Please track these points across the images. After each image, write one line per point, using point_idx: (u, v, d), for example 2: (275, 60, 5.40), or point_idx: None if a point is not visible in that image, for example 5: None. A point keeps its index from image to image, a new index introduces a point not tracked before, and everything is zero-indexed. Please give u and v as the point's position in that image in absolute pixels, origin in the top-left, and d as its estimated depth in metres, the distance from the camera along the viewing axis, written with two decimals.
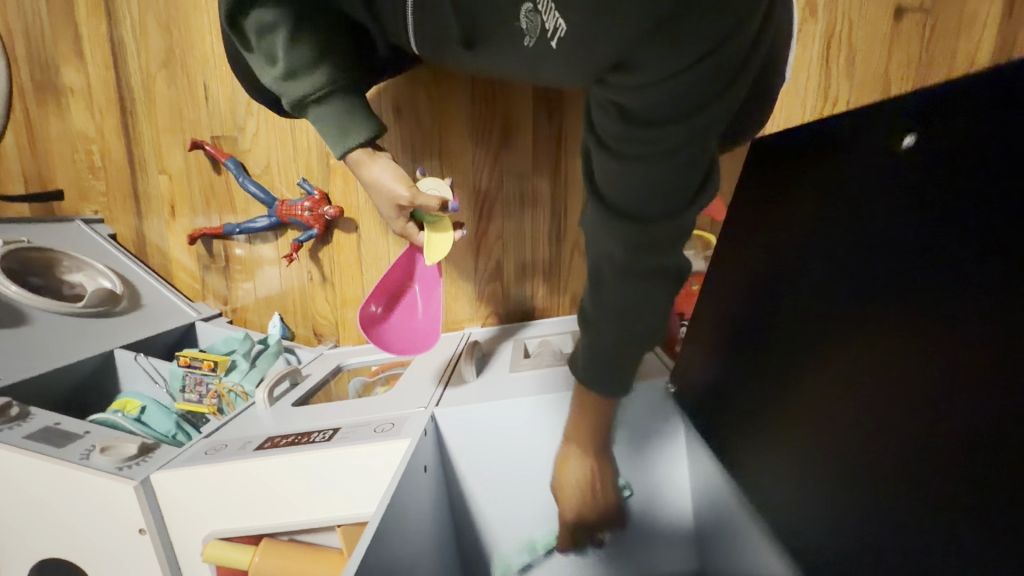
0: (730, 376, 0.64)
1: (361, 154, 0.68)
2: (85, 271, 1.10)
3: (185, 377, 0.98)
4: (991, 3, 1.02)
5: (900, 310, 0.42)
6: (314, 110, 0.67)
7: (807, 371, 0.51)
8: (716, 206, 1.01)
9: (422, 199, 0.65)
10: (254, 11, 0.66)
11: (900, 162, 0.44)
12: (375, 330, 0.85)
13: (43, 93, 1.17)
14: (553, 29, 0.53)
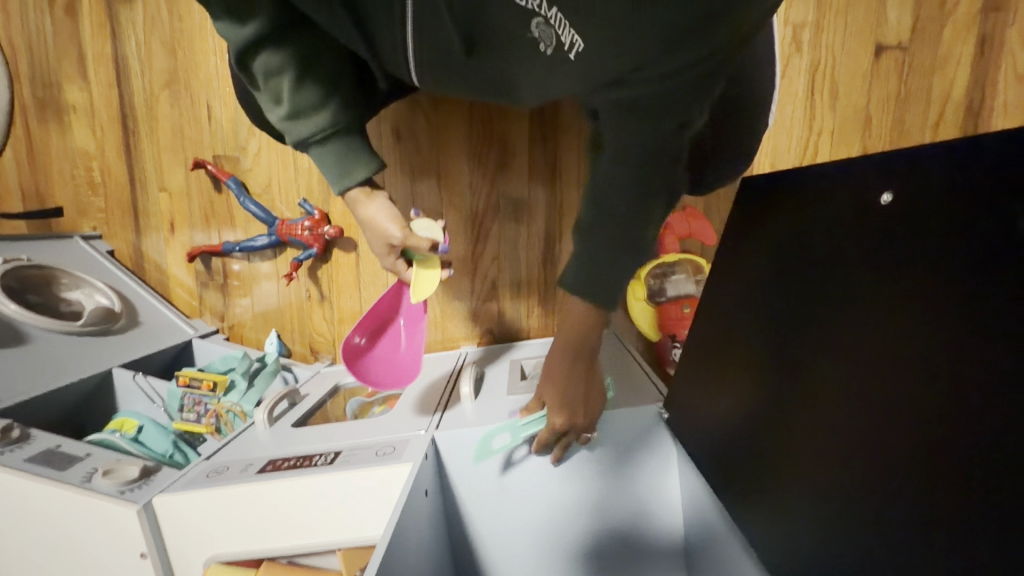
0: (743, 401, 0.68)
1: (359, 193, 0.72)
2: (84, 289, 1.10)
3: (184, 397, 0.99)
4: (964, 43, 1.07)
5: (904, 342, 0.47)
6: (318, 149, 0.70)
7: (815, 398, 0.56)
8: (705, 232, 1.06)
9: (414, 241, 0.70)
10: (261, 54, 0.68)
11: (901, 212, 0.50)
12: (358, 366, 0.87)
13: (45, 111, 1.18)
14: (570, 44, 0.58)
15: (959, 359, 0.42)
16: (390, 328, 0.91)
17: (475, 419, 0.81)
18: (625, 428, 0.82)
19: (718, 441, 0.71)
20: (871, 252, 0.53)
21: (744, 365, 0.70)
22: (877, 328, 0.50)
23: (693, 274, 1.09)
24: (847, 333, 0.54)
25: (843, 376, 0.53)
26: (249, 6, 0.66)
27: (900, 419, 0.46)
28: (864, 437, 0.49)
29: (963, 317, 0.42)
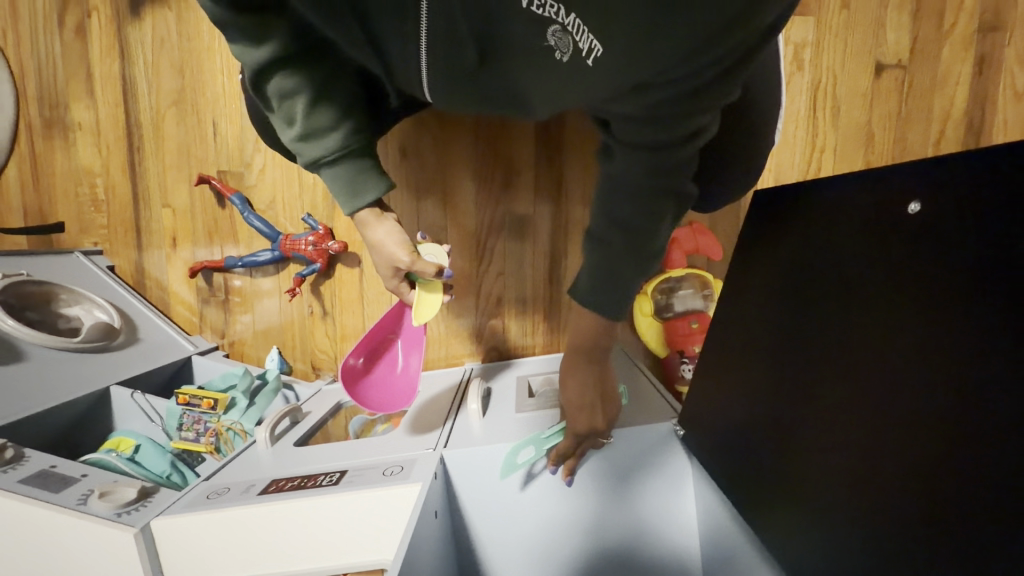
0: (763, 418, 0.67)
1: (368, 215, 0.71)
2: (84, 305, 1.09)
3: (183, 415, 0.96)
4: (962, 62, 1.09)
5: (926, 356, 0.47)
6: (329, 170, 0.69)
7: (837, 414, 0.56)
8: (711, 247, 1.06)
9: (421, 266, 0.70)
10: (275, 76, 0.67)
11: (929, 225, 0.49)
12: (355, 387, 0.85)
13: (51, 130, 1.18)
14: (588, 49, 0.55)
15: (985, 376, 0.42)
16: (388, 348, 0.90)
17: (484, 438, 0.79)
18: (638, 445, 0.80)
19: (736, 460, 0.70)
20: (889, 265, 0.53)
21: (761, 381, 0.69)
22: (900, 343, 0.50)
23: (700, 289, 1.08)
24: (869, 348, 0.53)
25: (865, 391, 0.53)
26: (260, 26, 0.65)
27: (926, 437, 0.46)
28: (891, 456, 0.49)
29: (986, 333, 0.42)
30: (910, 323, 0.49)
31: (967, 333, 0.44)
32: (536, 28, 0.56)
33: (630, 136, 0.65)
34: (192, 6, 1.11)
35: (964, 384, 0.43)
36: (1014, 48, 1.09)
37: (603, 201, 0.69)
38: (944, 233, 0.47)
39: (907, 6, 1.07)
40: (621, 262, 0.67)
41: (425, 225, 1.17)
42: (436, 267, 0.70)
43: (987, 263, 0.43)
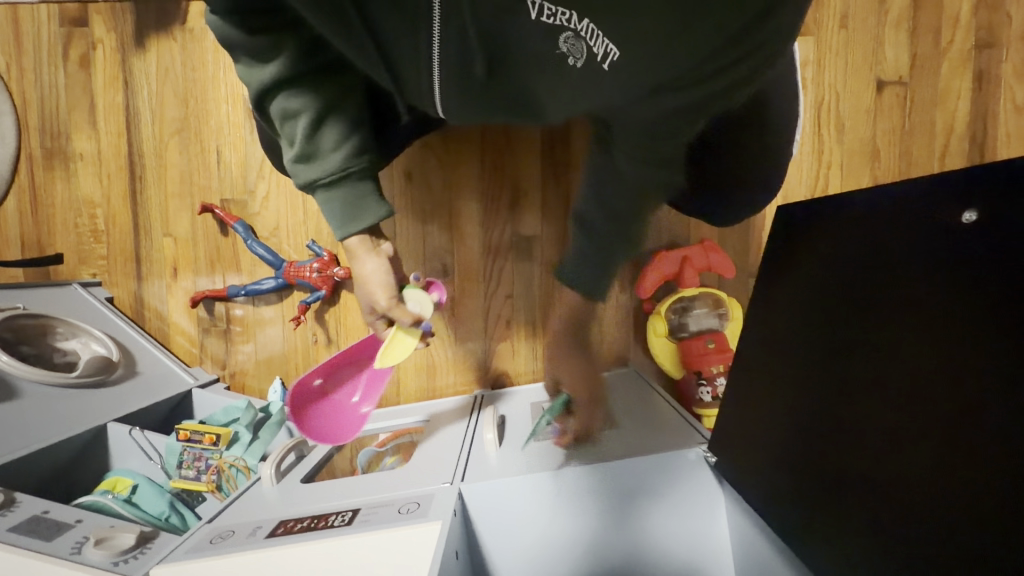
0: (796, 441, 0.64)
1: (359, 243, 0.68)
2: (81, 338, 1.05)
3: (184, 452, 0.93)
4: (962, 77, 1.11)
5: (932, 367, 0.49)
6: (324, 192, 0.67)
7: (855, 426, 0.56)
8: (721, 263, 1.05)
9: (395, 313, 0.67)
10: (280, 96, 0.67)
11: (982, 234, 0.46)
12: (301, 412, 0.83)
13: (52, 160, 1.16)
14: (603, 54, 0.55)
15: (993, 389, 0.44)
16: (352, 376, 0.86)
17: (502, 469, 0.75)
18: (665, 473, 0.77)
19: (762, 479, 0.68)
20: (895, 279, 0.55)
21: (781, 397, 0.68)
22: (911, 356, 0.52)
23: (715, 308, 1.07)
24: (880, 358, 0.55)
25: (876, 402, 0.55)
26: (272, 47, 0.65)
27: (940, 449, 0.47)
28: (909, 467, 0.50)
29: (992, 346, 0.44)
30: (914, 335, 0.52)
31: (969, 346, 0.46)
32: (550, 38, 0.55)
33: (640, 138, 0.63)
34: (198, 37, 1.12)
35: (972, 397, 0.45)
36: (1012, 62, 1.11)
37: (598, 197, 0.67)
38: (950, 249, 0.49)
39: (904, 24, 1.09)
40: (621, 257, 0.69)
41: (431, 249, 1.16)
42: (412, 317, 0.68)
43: (990, 279, 0.45)
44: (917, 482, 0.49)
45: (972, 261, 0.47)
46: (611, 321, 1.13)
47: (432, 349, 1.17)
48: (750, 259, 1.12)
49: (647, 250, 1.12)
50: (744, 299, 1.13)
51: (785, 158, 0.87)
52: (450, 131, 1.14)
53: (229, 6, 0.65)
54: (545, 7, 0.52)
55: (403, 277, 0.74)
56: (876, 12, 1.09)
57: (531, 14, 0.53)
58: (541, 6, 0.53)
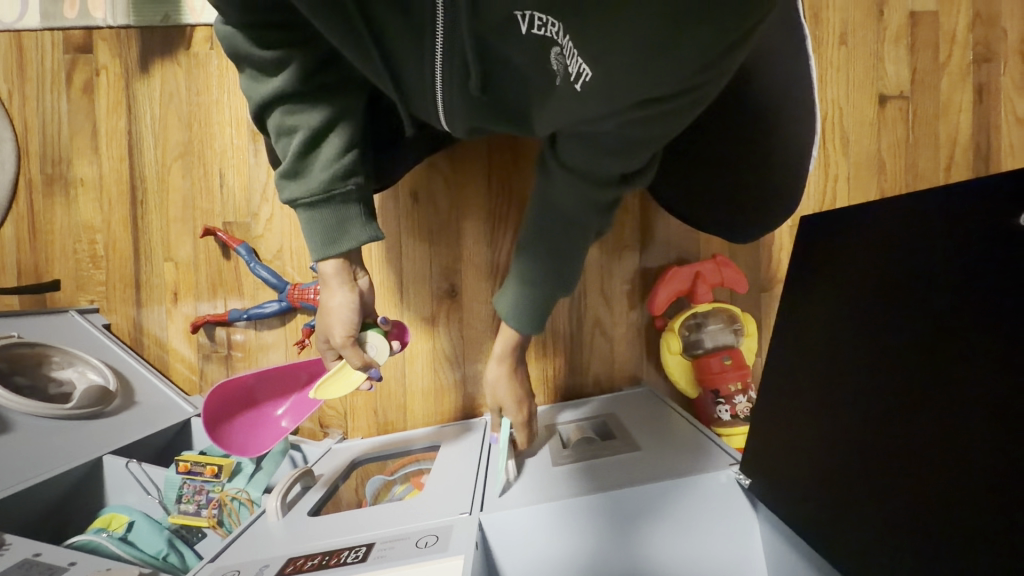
0: (810, 458, 0.62)
1: (333, 266, 0.71)
2: (77, 367, 1.01)
3: (184, 485, 0.89)
4: (962, 91, 1.12)
5: (926, 377, 0.49)
6: (307, 211, 0.67)
7: (855, 438, 0.56)
8: (733, 277, 1.04)
9: (349, 354, 0.74)
10: (278, 109, 0.66)
11: (995, 242, 0.43)
12: (218, 415, 0.86)
13: (52, 186, 1.15)
14: (577, 74, 0.54)
15: (991, 405, 0.43)
16: (282, 389, 0.93)
17: (520, 499, 0.72)
18: (694, 497, 0.73)
19: (777, 498, 0.66)
20: (889, 284, 0.54)
21: (790, 412, 0.66)
22: (909, 366, 0.51)
23: (730, 324, 1.05)
24: (880, 366, 0.54)
25: (872, 411, 0.54)
26: (280, 61, 0.64)
27: (941, 466, 0.46)
28: (913, 481, 0.49)
29: (990, 360, 0.43)
30: (910, 345, 0.51)
31: (969, 360, 0.45)
32: (539, 50, 0.54)
33: (576, 170, 0.64)
34: (203, 62, 1.12)
35: (970, 413, 0.44)
36: (1010, 77, 1.12)
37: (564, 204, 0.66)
38: (939, 254, 0.48)
39: (903, 40, 1.11)
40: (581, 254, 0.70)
41: (437, 269, 1.14)
42: (362, 360, 0.75)
43: (985, 293, 0.44)
44: (920, 495, 0.48)
45: (971, 265, 0.45)
46: (622, 339, 1.10)
47: (439, 372, 1.14)
48: (761, 274, 1.11)
49: (657, 266, 1.10)
50: (757, 315, 1.11)
51: None
52: (455, 151, 1.14)
53: (242, 8, 0.61)
54: (536, 17, 0.50)
55: (370, 315, 0.80)
56: (875, 30, 1.10)
57: (522, 27, 0.52)
58: (532, 17, 0.51)
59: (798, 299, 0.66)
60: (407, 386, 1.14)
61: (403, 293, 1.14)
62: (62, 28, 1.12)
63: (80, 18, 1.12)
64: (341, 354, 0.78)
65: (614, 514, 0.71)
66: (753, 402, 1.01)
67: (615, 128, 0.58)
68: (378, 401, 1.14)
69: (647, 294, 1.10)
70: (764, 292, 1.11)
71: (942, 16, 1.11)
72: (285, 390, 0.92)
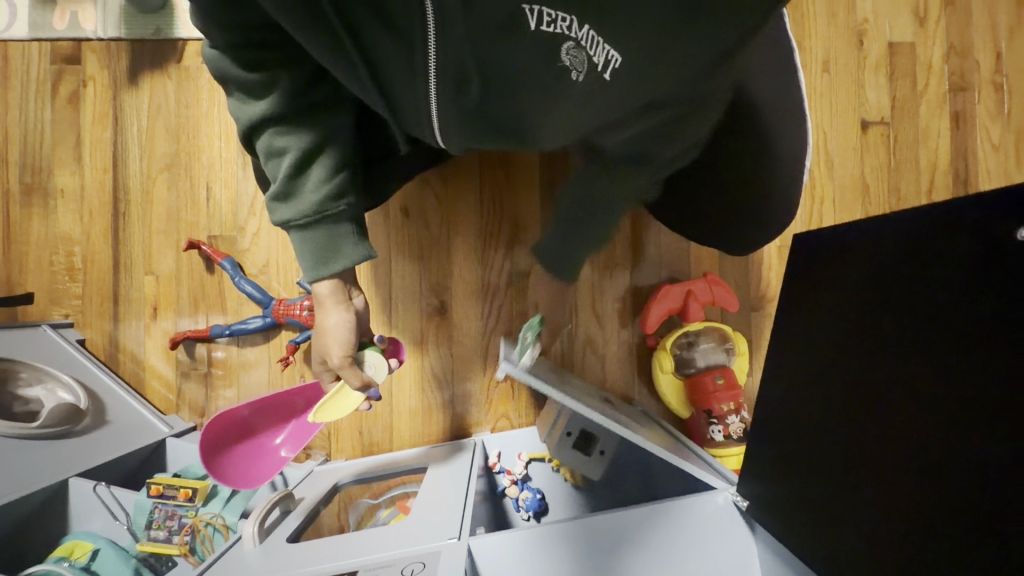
0: (803, 477, 0.61)
1: (328, 287, 0.70)
2: (46, 385, 0.94)
3: (155, 510, 0.84)
4: (940, 119, 1.16)
5: (918, 402, 0.48)
6: (298, 233, 0.67)
7: (847, 454, 0.55)
8: (725, 296, 1.05)
9: (348, 375, 0.74)
10: (266, 132, 0.65)
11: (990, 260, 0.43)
12: (215, 451, 0.87)
13: (30, 197, 1.11)
14: (604, 62, 0.55)
15: (993, 419, 0.42)
16: (279, 417, 0.94)
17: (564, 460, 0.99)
18: (693, 520, 0.70)
19: (777, 521, 0.64)
20: (878, 300, 0.53)
21: (779, 428, 0.65)
22: (902, 382, 0.50)
23: (721, 343, 1.05)
24: (870, 384, 0.53)
25: (865, 435, 0.53)
26: (265, 83, 0.63)
27: (942, 482, 0.46)
28: (913, 499, 0.48)
29: (978, 382, 0.43)
30: (903, 360, 0.50)
31: (966, 373, 0.44)
32: (549, 49, 0.54)
33: (615, 156, 0.68)
34: (194, 75, 1.11)
35: (976, 426, 0.43)
36: (984, 105, 1.16)
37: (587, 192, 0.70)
38: (935, 274, 0.48)
39: (882, 69, 1.15)
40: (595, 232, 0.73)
41: (427, 285, 1.13)
42: (363, 380, 0.74)
43: (975, 308, 0.44)
44: (918, 510, 0.48)
45: (973, 288, 0.44)
46: (614, 358, 1.09)
47: (427, 391, 1.12)
48: (751, 293, 1.12)
49: (649, 284, 1.10)
50: (747, 334, 1.11)
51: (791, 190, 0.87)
52: (449, 167, 1.13)
53: (221, 25, 0.59)
54: (546, 13, 0.51)
55: (365, 334, 0.78)
56: (855, 58, 1.14)
57: (531, 24, 0.52)
58: (541, 13, 0.52)
59: (789, 316, 0.66)
60: (394, 406, 1.11)
61: (392, 311, 1.12)
62: (50, 38, 1.11)
63: (70, 30, 1.11)
64: (338, 375, 0.77)
65: (609, 542, 0.69)
66: (746, 422, 1.00)
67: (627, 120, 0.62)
68: (363, 421, 1.11)
69: (639, 313, 1.10)
70: (755, 311, 1.12)
71: (919, 48, 1.16)
72: (281, 418, 0.94)
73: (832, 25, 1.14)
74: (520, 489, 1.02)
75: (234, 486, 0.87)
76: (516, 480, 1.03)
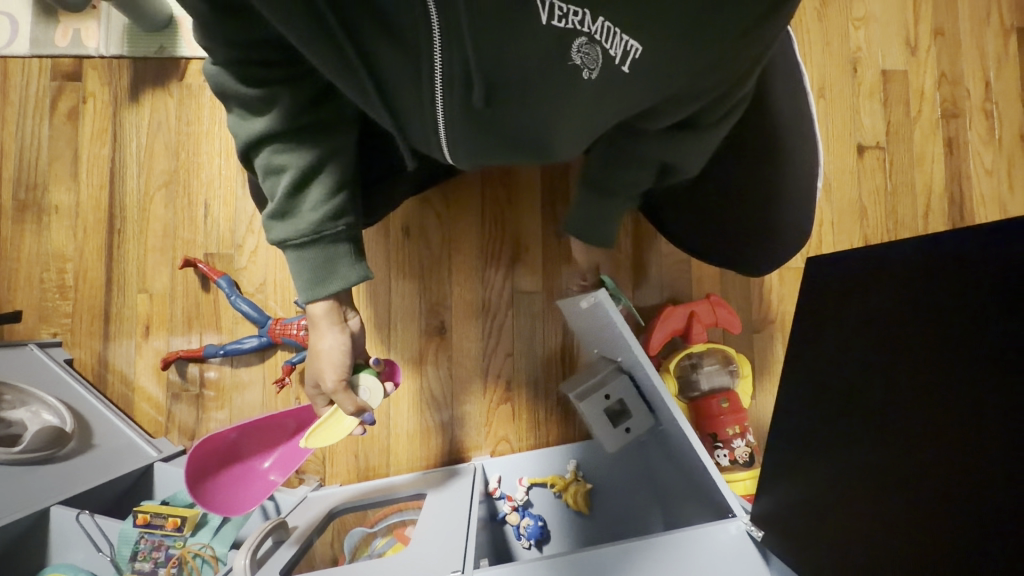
0: (810, 507, 0.59)
1: (323, 306, 0.68)
2: (31, 407, 0.89)
3: (140, 540, 0.80)
4: (933, 144, 1.18)
5: (911, 423, 0.47)
6: (295, 252, 0.65)
7: (847, 473, 0.54)
8: (728, 316, 1.04)
9: (341, 399, 0.72)
10: (265, 149, 0.65)
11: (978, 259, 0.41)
12: (200, 478, 0.83)
13: (23, 212, 1.09)
14: (622, 54, 0.56)
15: (986, 443, 0.41)
16: (268, 441, 0.89)
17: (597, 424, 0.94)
18: (703, 550, 0.67)
19: (788, 548, 0.62)
20: (865, 318, 0.51)
21: (782, 452, 0.63)
22: (897, 404, 0.48)
23: (725, 364, 1.04)
24: (864, 403, 0.51)
25: (863, 458, 0.52)
26: (267, 99, 0.62)
27: (940, 505, 0.44)
28: (909, 519, 0.47)
29: (971, 403, 0.42)
30: (897, 380, 0.48)
31: (958, 395, 0.43)
32: (563, 45, 0.54)
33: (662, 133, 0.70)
34: (195, 93, 1.11)
35: (969, 447, 0.42)
36: (976, 131, 1.19)
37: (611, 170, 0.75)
38: (926, 293, 0.45)
39: (877, 96, 1.17)
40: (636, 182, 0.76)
41: (426, 305, 1.11)
42: (356, 404, 0.72)
43: (965, 327, 0.42)
44: (912, 528, 0.47)
45: (964, 292, 0.42)
46: None
47: (425, 413, 1.09)
48: (752, 315, 1.11)
49: (650, 305, 1.10)
50: (750, 356, 1.10)
51: (792, 211, 0.88)
52: (450, 187, 1.13)
53: (227, 43, 0.59)
54: (557, 7, 0.51)
55: (361, 355, 0.77)
56: (850, 85, 1.17)
57: (542, 18, 0.52)
58: (553, 7, 0.51)
59: None
60: (391, 428, 1.08)
61: (392, 330, 1.10)
62: (52, 55, 1.11)
63: (72, 47, 1.11)
64: (333, 399, 0.75)
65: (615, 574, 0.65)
66: (752, 446, 0.98)
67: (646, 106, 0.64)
68: (360, 444, 1.08)
69: (641, 334, 1.09)
70: (757, 333, 1.11)
71: (911, 75, 1.19)
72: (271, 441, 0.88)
73: (826, 52, 1.17)
74: (520, 516, 0.99)
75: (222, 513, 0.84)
76: (516, 506, 1.00)
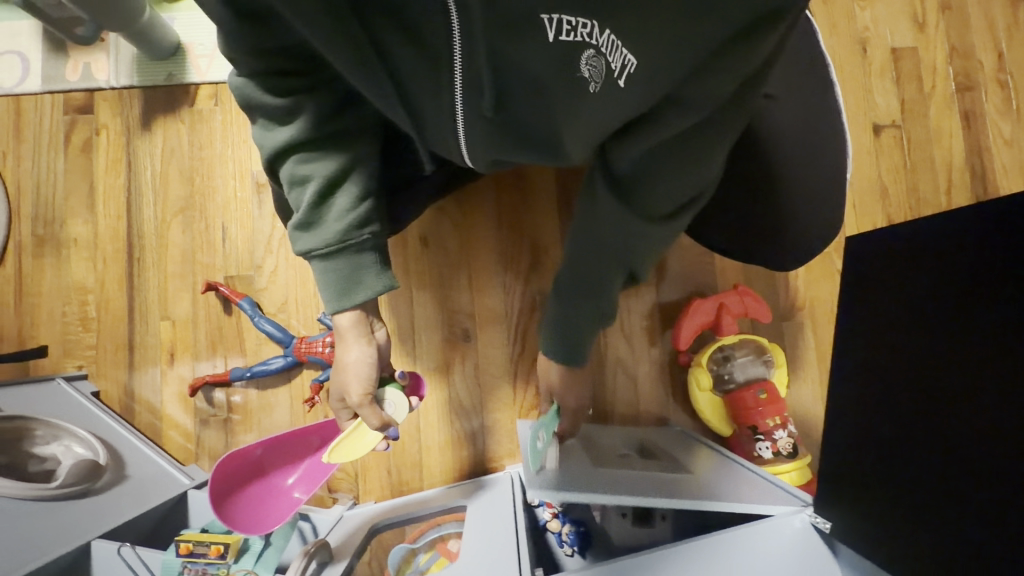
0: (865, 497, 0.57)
1: (351, 317, 0.68)
2: (63, 441, 0.89)
3: (183, 571, 0.77)
4: (950, 118, 1.16)
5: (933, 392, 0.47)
6: (320, 262, 0.65)
7: (879, 450, 0.54)
8: (757, 306, 1.03)
9: (364, 412, 0.70)
10: (290, 159, 0.64)
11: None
12: (224, 493, 0.84)
13: (42, 247, 1.09)
14: (621, 68, 0.55)
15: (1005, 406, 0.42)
16: (294, 457, 0.90)
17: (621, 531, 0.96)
18: (763, 547, 0.65)
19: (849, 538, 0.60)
20: (900, 300, 0.49)
21: (826, 436, 0.61)
22: (920, 377, 0.48)
23: (759, 355, 1.02)
24: (893, 379, 0.51)
25: (891, 430, 0.52)
26: (291, 109, 0.62)
27: (958, 472, 0.46)
28: (929, 490, 0.49)
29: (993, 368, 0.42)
30: (925, 358, 0.48)
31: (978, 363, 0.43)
32: (570, 58, 0.54)
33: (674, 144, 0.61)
34: (207, 117, 1.11)
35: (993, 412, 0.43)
36: (992, 102, 1.17)
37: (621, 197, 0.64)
38: (962, 269, 0.44)
39: (888, 74, 1.16)
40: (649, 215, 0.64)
41: (448, 313, 1.10)
42: (381, 419, 0.70)
43: (984, 309, 0.42)
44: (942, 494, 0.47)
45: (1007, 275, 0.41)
46: (647, 376, 1.06)
47: (454, 422, 1.08)
48: (780, 303, 1.10)
49: (675, 300, 1.08)
50: (781, 344, 1.08)
51: (817, 197, 0.86)
52: (463, 194, 1.13)
53: (252, 51, 0.59)
54: (566, 21, 0.51)
55: (387, 369, 0.75)
56: (860, 66, 1.16)
57: (550, 34, 0.52)
58: (560, 22, 0.51)
59: None
60: (422, 441, 1.07)
61: (416, 342, 1.09)
62: (63, 90, 1.12)
63: (82, 81, 1.12)
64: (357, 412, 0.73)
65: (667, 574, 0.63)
66: (794, 436, 0.96)
67: (657, 145, 0.61)
68: (391, 459, 1.06)
69: (668, 330, 1.07)
70: (786, 320, 1.09)
71: (921, 51, 1.17)
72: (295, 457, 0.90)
73: (834, 34, 1.17)
74: (561, 522, 0.96)
75: (249, 531, 0.83)
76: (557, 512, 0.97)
